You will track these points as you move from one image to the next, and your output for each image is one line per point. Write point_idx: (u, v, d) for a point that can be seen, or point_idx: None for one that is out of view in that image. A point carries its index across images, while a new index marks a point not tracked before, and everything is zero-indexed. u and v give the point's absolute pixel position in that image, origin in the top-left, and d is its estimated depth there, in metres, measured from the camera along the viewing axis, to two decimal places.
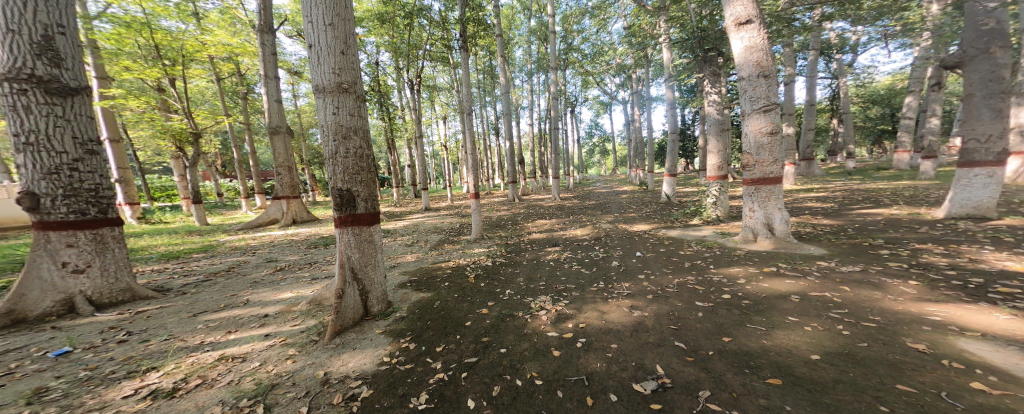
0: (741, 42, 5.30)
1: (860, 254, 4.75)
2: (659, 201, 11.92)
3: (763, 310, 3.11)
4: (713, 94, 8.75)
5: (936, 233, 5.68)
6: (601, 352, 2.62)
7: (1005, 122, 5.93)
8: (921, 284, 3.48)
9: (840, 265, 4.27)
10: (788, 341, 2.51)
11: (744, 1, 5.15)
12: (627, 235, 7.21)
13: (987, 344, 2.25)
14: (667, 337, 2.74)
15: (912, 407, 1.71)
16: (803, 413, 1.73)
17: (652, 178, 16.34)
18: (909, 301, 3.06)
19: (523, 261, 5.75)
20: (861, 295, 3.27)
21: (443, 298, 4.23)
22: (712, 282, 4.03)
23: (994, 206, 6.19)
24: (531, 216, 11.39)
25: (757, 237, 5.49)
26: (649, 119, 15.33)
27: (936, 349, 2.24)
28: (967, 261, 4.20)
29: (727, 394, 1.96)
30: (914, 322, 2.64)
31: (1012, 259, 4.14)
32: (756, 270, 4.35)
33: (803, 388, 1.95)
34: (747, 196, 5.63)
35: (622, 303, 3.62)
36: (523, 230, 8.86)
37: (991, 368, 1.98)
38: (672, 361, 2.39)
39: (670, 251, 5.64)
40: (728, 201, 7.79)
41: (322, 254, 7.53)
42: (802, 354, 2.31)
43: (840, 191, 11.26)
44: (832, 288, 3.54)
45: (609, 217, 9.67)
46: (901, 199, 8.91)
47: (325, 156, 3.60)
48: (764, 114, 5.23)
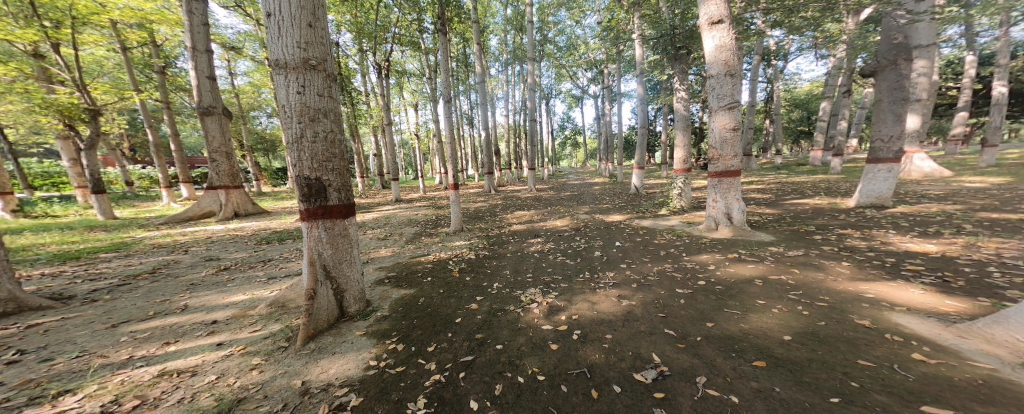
0: (712, 40, 5.62)
1: (801, 239, 5.40)
2: (628, 192, 12.49)
3: (735, 295, 3.44)
4: (680, 91, 9.26)
5: (852, 219, 6.65)
6: (599, 343, 2.75)
7: (903, 126, 6.97)
8: (852, 264, 4.07)
9: (788, 250, 4.82)
10: (761, 324, 2.81)
11: (718, 1, 5.45)
12: (604, 225, 7.48)
13: (913, 317, 2.69)
14: (657, 326, 2.95)
15: (871, 378, 2.02)
16: (790, 392, 1.98)
17: (620, 170, 17.06)
18: (847, 280, 3.55)
19: (507, 253, 5.72)
20: (810, 276, 3.73)
21: (426, 294, 4.05)
22: (687, 269, 4.36)
23: (891, 197, 7.34)
24: (506, 207, 11.33)
25: (718, 226, 5.98)
26: (619, 113, 15.86)
27: (879, 324, 2.63)
28: (881, 243, 4.96)
29: (721, 379, 2.18)
30: (856, 300, 3.07)
31: (912, 241, 4.97)
32: (722, 256, 4.76)
33: (784, 368, 2.20)
34: (710, 187, 6.08)
35: (609, 293, 3.80)
36: (500, 222, 8.80)
37: (922, 339, 2.37)
38: (667, 350, 2.56)
39: (645, 240, 5.97)
40: (691, 192, 8.37)
41: (276, 250, 6.83)
42: (776, 335, 2.61)
43: (775, 184, 12.70)
44: (785, 270, 4.01)
45: (584, 208, 9.97)
46: (823, 190, 10.30)
47: (286, 140, 3.18)
48: (729, 111, 5.64)
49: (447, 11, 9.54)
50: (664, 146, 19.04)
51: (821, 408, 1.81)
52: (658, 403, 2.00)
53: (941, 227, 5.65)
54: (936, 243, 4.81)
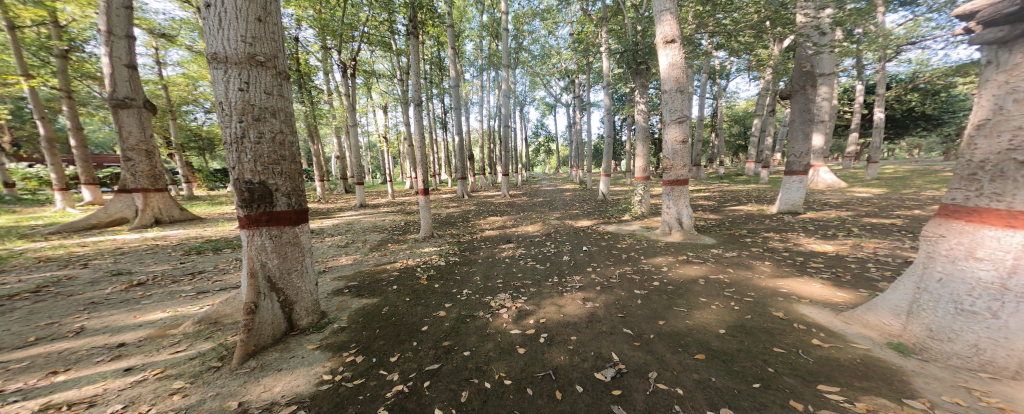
0: (666, 58, 6.19)
1: (739, 242, 6.08)
2: (596, 199, 13.02)
3: (683, 294, 3.79)
4: (641, 104, 9.89)
5: (775, 223, 7.67)
6: (564, 345, 2.86)
7: (809, 144, 8.20)
8: (772, 263, 4.68)
9: (725, 251, 5.40)
10: (702, 319, 3.14)
11: (671, 22, 5.99)
12: (573, 231, 7.78)
13: (814, 308, 3.24)
14: (616, 326, 3.15)
15: (786, 363, 2.36)
16: (723, 380, 2.26)
17: (590, 177, 17.78)
18: (768, 278, 4.08)
19: (479, 259, 5.70)
20: (740, 275, 4.23)
21: (391, 303, 3.88)
22: (643, 271, 4.74)
23: (801, 203, 8.59)
24: (478, 213, 11.25)
25: (671, 230, 6.54)
26: (588, 122, 16.53)
27: (789, 314, 3.12)
28: (794, 244, 5.80)
29: (669, 373, 2.39)
30: (774, 294, 3.55)
31: (815, 242, 5.88)
32: (673, 258, 5.23)
33: (720, 360, 2.49)
34: (665, 194, 6.63)
35: (576, 296, 3.96)
36: (472, 228, 8.73)
37: (820, 327, 2.87)
38: (624, 348, 2.75)
39: (610, 245, 6.33)
40: (651, 199, 9.00)
41: (210, 261, 6.09)
42: (713, 329, 2.93)
43: (717, 192, 14.16)
44: (722, 270, 4.50)
45: (555, 214, 10.25)
46: (754, 198, 11.74)
47: (224, 141, 2.90)
48: (679, 125, 6.23)
49: (421, 12, 9.32)
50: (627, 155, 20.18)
51: (746, 394, 2.11)
52: (614, 400, 2.15)
53: (837, 230, 6.73)
54: (833, 243, 5.74)
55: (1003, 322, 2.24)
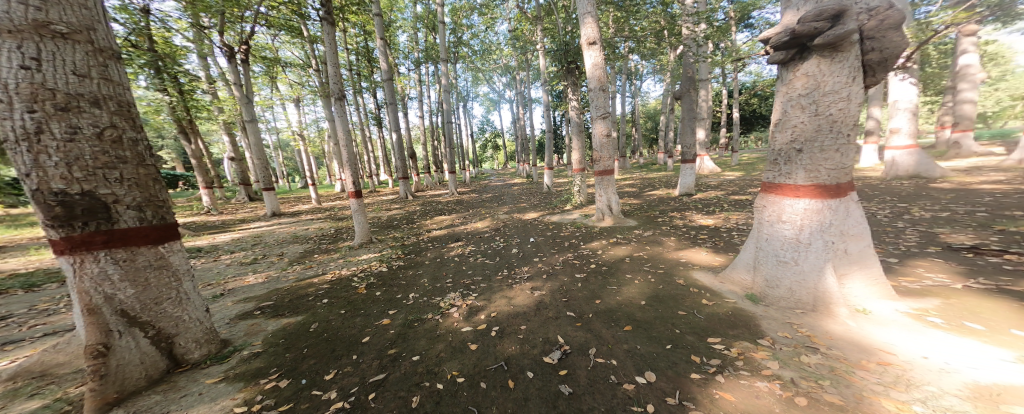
0: (590, 58, 6.63)
1: (656, 222, 7.04)
2: (541, 191, 13.45)
3: (614, 274, 4.75)
4: (573, 101, 10.40)
5: (679, 203, 9.07)
6: (514, 336, 3.15)
7: (691, 137, 9.66)
8: (678, 240, 5.96)
9: (647, 231, 6.38)
10: (627, 296, 4.09)
11: (592, 25, 6.46)
12: (519, 224, 8.10)
13: (703, 274, 4.44)
14: (561, 310, 3.70)
15: (688, 324, 3.21)
16: (644, 346, 2.90)
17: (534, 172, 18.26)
18: (672, 252, 5.41)
19: (427, 262, 5.78)
20: (654, 253, 5.48)
21: (321, 319, 3.63)
22: (583, 255, 5.72)
23: (692, 187, 10.14)
24: (421, 213, 10.81)
25: (604, 216, 7.12)
26: (530, 118, 16.62)
27: (686, 283, 4.26)
28: (688, 221, 7.03)
29: (605, 347, 2.92)
30: (677, 267, 4.81)
31: (702, 218, 7.22)
32: (606, 241, 6.13)
33: (643, 329, 3.17)
34: (596, 184, 7.15)
35: (525, 287, 4.62)
36: (418, 228, 8.52)
37: (706, 290, 4.02)
38: (568, 330, 3.22)
39: (553, 237, 6.82)
40: (587, 189, 9.66)
41: (21, 302, 4.54)
42: (634, 304, 3.82)
43: (638, 179, 15.93)
44: (642, 249, 5.69)
45: (502, 209, 10.42)
46: (664, 183, 13.57)
47: (9, 139, 2.23)
48: (603, 120, 6.79)
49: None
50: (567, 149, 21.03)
51: (658, 354, 2.78)
52: (562, 378, 2.50)
53: (716, 207, 8.15)
54: (714, 218, 7.10)
55: (802, 269, 3.44)
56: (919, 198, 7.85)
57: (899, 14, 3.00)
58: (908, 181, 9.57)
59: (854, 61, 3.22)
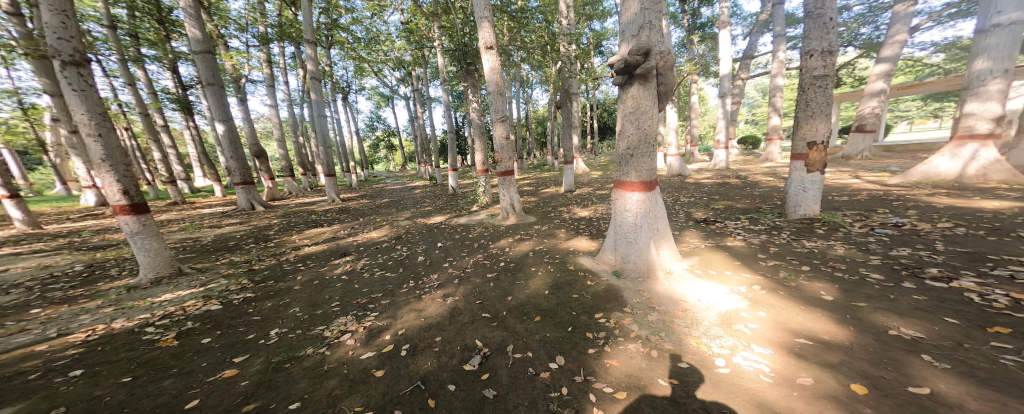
0: (487, 62, 6.88)
1: (550, 217, 8.00)
2: (446, 193, 12.91)
3: (522, 271, 5.21)
4: (473, 102, 10.31)
5: (571, 198, 10.44)
6: (429, 349, 3.33)
7: (569, 142, 11.20)
8: (569, 231, 6.89)
9: (545, 226, 7.24)
10: (534, 289, 4.61)
11: (488, 30, 6.73)
12: (422, 229, 7.67)
13: (585, 259, 5.54)
14: (476, 314, 4.03)
15: (580, 305, 4.14)
16: (551, 332, 3.61)
17: (439, 173, 17.02)
18: (564, 244, 6.20)
19: (298, 288, 4.79)
20: (553, 245, 6.17)
21: (82, 397, 2.63)
22: (493, 255, 5.87)
23: (573, 185, 11.74)
24: (282, 226, 8.66)
25: (508, 214, 7.62)
26: (430, 118, 15.51)
27: (575, 267, 5.25)
28: (574, 213, 8.31)
29: (521, 341, 3.48)
30: (571, 255, 5.70)
31: (584, 210, 8.63)
32: (514, 238, 6.60)
33: (549, 318, 3.90)
34: (499, 184, 7.51)
35: (435, 295, 4.52)
36: (285, 246, 6.84)
37: (587, 271, 5.09)
38: (486, 332, 3.65)
39: (459, 237, 6.94)
40: (491, 189, 9.99)
41: None
42: (541, 296, 4.43)
43: (534, 178, 17.37)
44: (544, 242, 6.33)
45: (407, 213, 9.61)
46: (553, 181, 15.30)
47: None
48: (503, 123, 7.14)
49: None
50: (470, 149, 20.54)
51: (561, 336, 3.54)
52: (485, 382, 2.86)
53: (595, 200, 9.78)
54: (590, 209, 8.63)
55: (640, 247, 4.76)
56: (685, 186, 11.91)
57: (672, 58, 4.51)
58: (680, 176, 14.19)
59: (656, 87, 4.61)
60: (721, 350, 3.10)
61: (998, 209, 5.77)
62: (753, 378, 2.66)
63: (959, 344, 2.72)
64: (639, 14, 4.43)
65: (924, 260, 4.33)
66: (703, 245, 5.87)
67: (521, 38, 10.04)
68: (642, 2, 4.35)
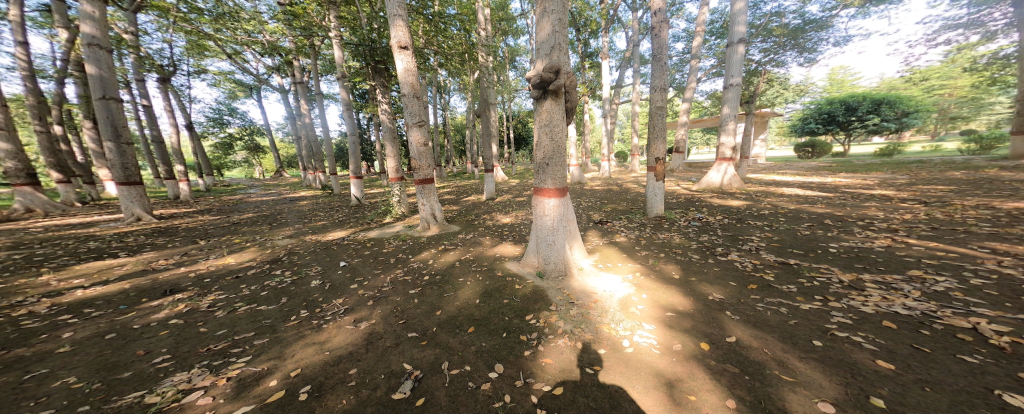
0: (401, 62, 6.43)
1: (473, 225, 7.84)
2: (348, 204, 11.38)
3: (449, 281, 4.91)
4: (383, 104, 9.35)
5: (496, 205, 10.47)
6: (342, 386, 2.78)
7: (490, 151, 11.28)
8: (494, 238, 6.85)
9: (468, 234, 7.04)
10: (463, 299, 4.37)
11: (403, 30, 6.30)
12: (313, 249, 6.45)
13: (512, 263, 5.56)
14: (400, 335, 3.56)
15: (512, 309, 4.07)
16: (487, 341, 3.43)
17: (335, 180, 14.78)
18: (489, 251, 6.11)
19: (70, 350, 3.22)
20: (479, 253, 6.01)
21: None
22: (414, 269, 5.36)
23: (494, 193, 11.84)
24: (8, 265, 5.49)
25: (429, 225, 7.18)
26: (323, 117, 13.35)
27: (503, 272, 5.19)
28: (495, 220, 8.34)
29: (456, 355, 3.20)
30: (498, 261, 5.64)
31: (506, 216, 8.74)
32: (436, 249, 6.19)
33: (483, 326, 3.72)
34: (417, 193, 7.02)
35: (343, 321, 3.84)
36: (22, 296, 4.34)
37: (513, 275, 5.08)
38: (414, 353, 3.24)
39: (372, 253, 6.13)
40: (407, 198, 9.23)
41: None
42: (474, 304, 4.23)
43: (457, 187, 16.87)
44: (469, 251, 6.13)
45: (284, 232, 7.90)
46: (473, 190, 15.16)
47: None
48: (420, 128, 6.68)
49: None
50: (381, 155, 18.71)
51: (499, 343, 3.39)
52: (421, 408, 2.56)
53: (518, 206, 10.04)
54: (511, 215, 8.81)
55: (558, 248, 4.95)
56: (584, 192, 13.36)
57: (575, 80, 4.79)
58: (579, 183, 15.81)
59: (566, 102, 4.90)
60: (627, 332, 3.49)
61: (738, 206, 8.95)
62: (649, 352, 3.13)
63: (747, 303, 3.90)
64: (551, 34, 4.68)
65: (714, 242, 6.21)
66: (602, 242, 6.61)
67: (438, 40, 9.71)
68: (553, 24, 4.62)
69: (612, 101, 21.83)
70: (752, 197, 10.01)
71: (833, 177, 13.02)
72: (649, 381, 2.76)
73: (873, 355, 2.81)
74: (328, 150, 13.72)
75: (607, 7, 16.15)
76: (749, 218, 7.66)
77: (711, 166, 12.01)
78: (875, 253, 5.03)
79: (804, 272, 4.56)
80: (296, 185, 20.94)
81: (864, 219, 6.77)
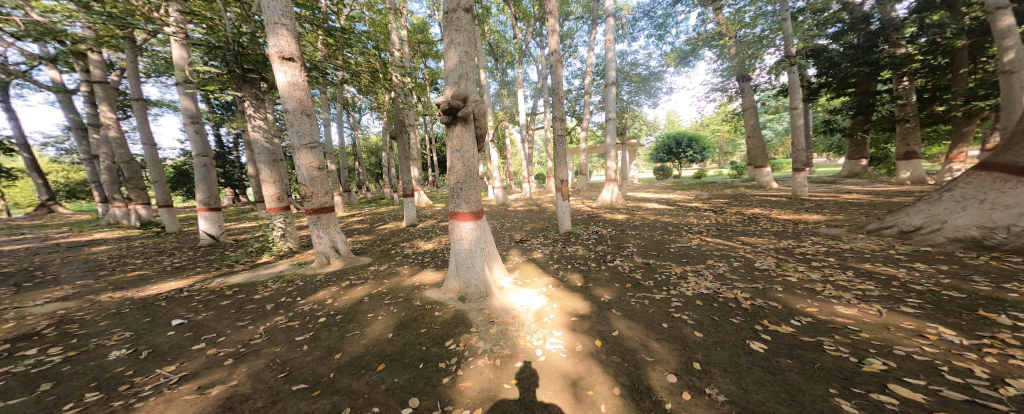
0: (283, 74, 5.66)
1: (389, 255, 7.20)
2: (198, 243, 8.95)
3: (353, 319, 4.36)
4: (257, 119, 7.83)
5: (416, 231, 9.85)
6: None
7: (408, 174, 10.68)
8: (412, 266, 6.40)
9: (381, 266, 6.41)
10: (372, 335, 3.92)
11: (288, 40, 5.63)
12: (108, 312, 4.69)
13: (433, 290, 5.26)
14: (280, 391, 2.96)
15: (429, 338, 3.83)
16: (400, 375, 3.15)
17: (167, 216, 11.52)
18: (408, 280, 5.70)
19: None
20: (394, 283, 5.53)
21: None
22: (304, 312, 4.56)
23: (415, 219, 11.13)
24: None
25: (329, 259, 6.30)
26: (146, 131, 10.37)
27: (422, 301, 4.85)
28: (415, 247, 7.83)
29: (361, 398, 2.85)
30: (416, 290, 5.27)
31: (428, 242, 8.30)
32: (338, 287, 5.41)
33: (395, 361, 3.39)
34: (311, 224, 6.12)
35: (188, 390, 2.97)
36: None
37: (433, 302, 4.80)
38: (301, 407, 2.74)
39: (235, 303, 4.91)
40: (295, 230, 8.00)
41: None
42: (384, 339, 3.83)
43: (370, 214, 15.29)
44: (381, 283, 5.56)
45: (48, 295, 5.46)
46: (391, 216, 14.00)
47: None
48: (311, 150, 5.94)
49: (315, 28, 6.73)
50: (254, 180, 15.54)
51: (411, 376, 3.14)
52: None
53: (439, 231, 9.67)
54: (433, 241, 8.41)
55: (478, 270, 4.95)
56: (506, 213, 13.79)
57: (485, 109, 5.02)
58: (502, 204, 16.24)
59: (475, 129, 5.07)
60: (541, 342, 3.66)
61: (624, 219, 10.61)
62: (558, 357, 3.35)
63: (626, 299, 4.58)
64: (458, 65, 4.86)
65: (603, 251, 7.16)
66: (522, 260, 6.91)
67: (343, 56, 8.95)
68: (460, 55, 4.80)
69: (528, 128, 23.64)
70: (631, 211, 12.12)
71: (684, 193, 16.58)
72: (557, 384, 2.95)
73: (695, 329, 3.69)
74: (155, 173, 10.50)
75: (520, 44, 17.40)
76: (629, 228, 9.14)
77: (603, 186, 13.88)
78: (706, 249, 6.59)
79: (658, 269, 5.65)
80: (85, 225, 14.93)
81: (693, 225, 8.83)
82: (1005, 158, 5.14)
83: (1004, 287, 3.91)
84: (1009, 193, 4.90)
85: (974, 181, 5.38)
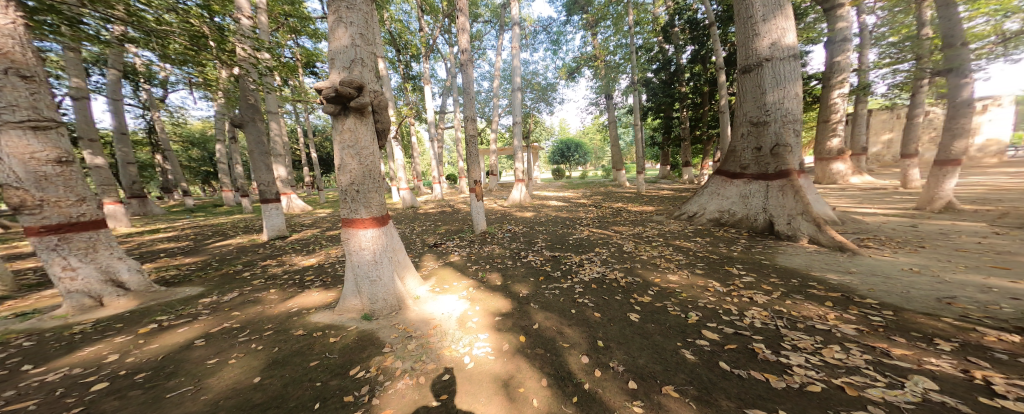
0: None
1: (233, 280, 5.37)
2: None
3: (179, 369, 2.95)
4: None
5: (275, 247, 7.72)
6: None
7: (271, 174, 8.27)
8: (278, 289, 4.94)
9: (222, 296, 4.68)
10: (223, 384, 2.73)
11: None
12: None
13: (321, 312, 4.07)
14: None
15: (327, 369, 2.88)
16: None
17: None
18: (278, 304, 4.36)
19: None
20: (250, 313, 4.08)
21: None
22: (72, 379, 2.84)
23: (285, 227, 8.96)
24: None
25: (103, 300, 4.27)
26: None
27: (305, 328, 3.66)
28: (288, 266, 6.11)
29: None
30: (290, 317, 3.97)
31: (304, 258, 6.60)
32: (131, 336, 3.59)
33: (274, 408, 2.43)
34: (43, 251, 3.95)
35: None
36: None
37: (325, 327, 3.70)
38: None
39: None
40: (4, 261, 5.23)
41: None
42: (247, 384, 2.72)
43: (189, 228, 10.92)
44: (227, 317, 4.00)
45: None
46: (239, 229, 10.71)
47: None
48: (33, 132, 3.88)
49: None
50: None
51: None
52: None
53: (316, 244, 7.83)
54: (315, 256, 6.75)
55: (386, 282, 4.05)
56: (407, 217, 12.49)
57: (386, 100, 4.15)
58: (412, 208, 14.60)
59: (374, 123, 4.12)
60: (463, 347, 3.12)
61: (526, 217, 10.67)
62: (487, 361, 2.88)
63: (542, 292, 4.35)
64: (349, 47, 3.82)
65: (509, 249, 6.84)
66: (438, 265, 6.14)
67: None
68: (352, 36, 3.78)
69: (437, 126, 22.37)
70: (528, 209, 12.29)
71: (576, 191, 18.01)
72: (489, 388, 2.54)
73: (592, 309, 3.72)
74: None
75: (426, 38, 16.30)
76: (530, 225, 9.22)
77: (516, 184, 13.92)
78: (591, 239, 6.98)
79: (564, 260, 5.66)
80: None
81: (583, 220, 9.27)
82: (723, 166, 6.95)
83: (730, 248, 5.41)
84: (728, 189, 6.71)
85: (714, 180, 7.17)
